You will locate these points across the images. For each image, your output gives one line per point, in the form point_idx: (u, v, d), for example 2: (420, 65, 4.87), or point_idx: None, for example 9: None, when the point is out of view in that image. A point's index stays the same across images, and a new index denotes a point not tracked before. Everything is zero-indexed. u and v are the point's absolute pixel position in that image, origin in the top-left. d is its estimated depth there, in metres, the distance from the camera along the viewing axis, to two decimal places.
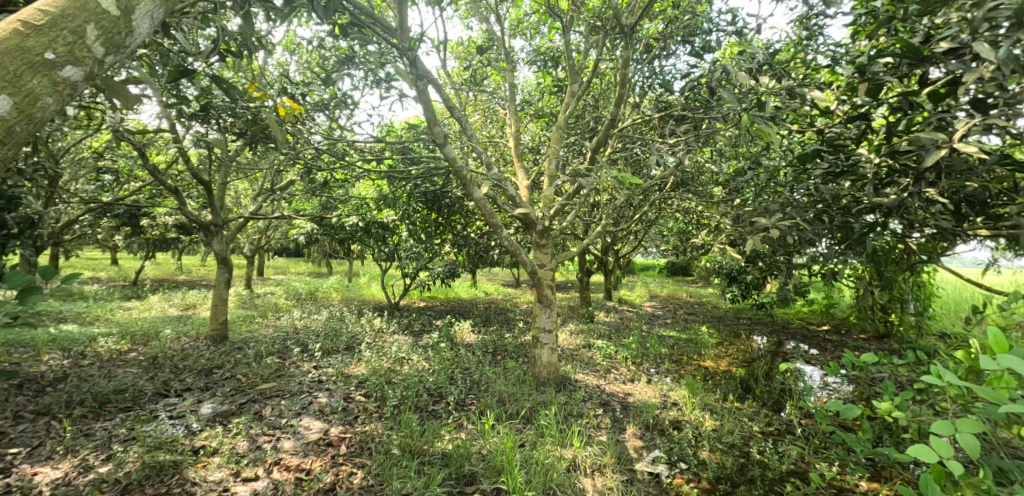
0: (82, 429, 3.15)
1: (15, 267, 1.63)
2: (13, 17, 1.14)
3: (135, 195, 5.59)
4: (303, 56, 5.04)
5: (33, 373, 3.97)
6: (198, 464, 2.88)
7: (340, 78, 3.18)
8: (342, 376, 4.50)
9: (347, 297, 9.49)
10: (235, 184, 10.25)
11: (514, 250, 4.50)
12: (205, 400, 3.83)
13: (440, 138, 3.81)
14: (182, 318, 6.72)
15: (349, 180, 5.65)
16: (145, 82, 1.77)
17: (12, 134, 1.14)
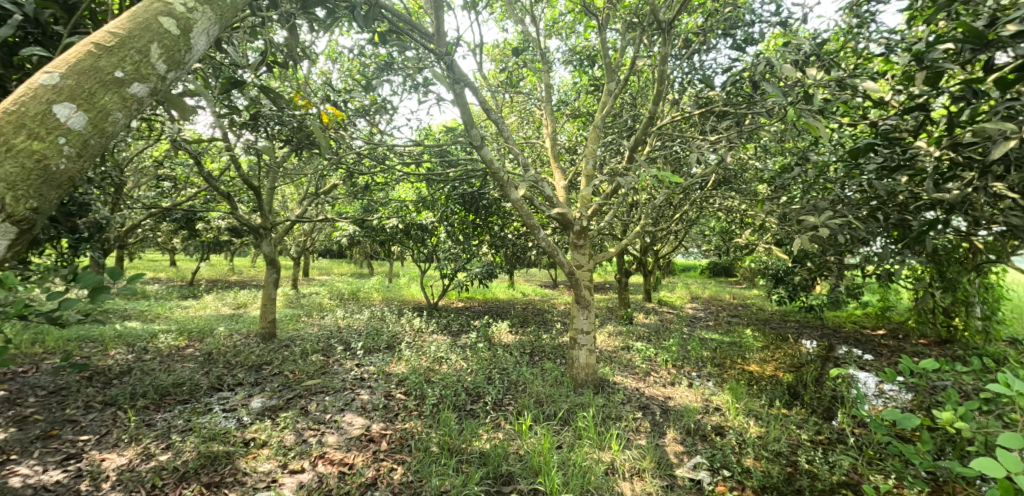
0: (144, 419, 3.37)
1: (86, 268, 1.76)
2: (86, 40, 1.14)
3: (192, 200, 5.94)
4: (345, 64, 5.21)
5: (102, 367, 4.28)
6: (249, 455, 3.03)
7: (380, 84, 3.26)
8: (383, 374, 4.62)
9: (388, 297, 9.74)
10: (283, 189, 10.72)
11: (552, 251, 4.48)
12: (256, 394, 4.02)
13: (477, 140, 3.84)
14: (234, 317, 7.07)
15: (389, 183, 5.79)
16: (200, 94, 1.88)
17: (85, 151, 1.11)
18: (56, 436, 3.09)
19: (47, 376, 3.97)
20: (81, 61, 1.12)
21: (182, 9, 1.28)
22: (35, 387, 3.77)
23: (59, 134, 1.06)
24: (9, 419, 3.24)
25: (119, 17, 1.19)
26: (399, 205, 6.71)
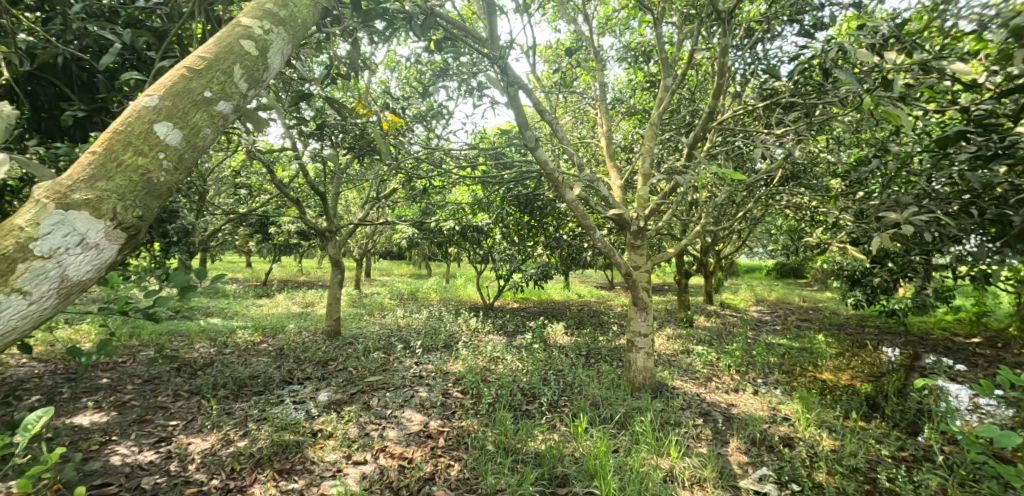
0: (225, 408, 3.66)
1: (177, 267, 1.90)
2: (178, 66, 1.21)
3: (266, 206, 6.39)
4: (403, 72, 5.41)
5: (189, 359, 4.70)
6: (316, 445, 3.22)
7: (436, 91, 3.36)
8: (440, 372, 4.75)
9: (445, 298, 9.98)
10: (347, 194, 11.28)
11: (608, 251, 4.41)
12: (322, 388, 4.26)
13: (532, 141, 3.85)
14: (304, 315, 7.52)
15: (446, 186, 5.94)
16: (272, 108, 2.00)
17: (182, 165, 1.14)
18: (150, 421, 3.43)
19: (143, 366, 4.42)
20: (175, 84, 1.18)
21: (260, 32, 1.36)
22: (134, 376, 4.21)
23: (159, 150, 1.10)
24: (113, 403, 3.63)
25: (205, 44, 1.26)
26: (455, 208, 6.88)
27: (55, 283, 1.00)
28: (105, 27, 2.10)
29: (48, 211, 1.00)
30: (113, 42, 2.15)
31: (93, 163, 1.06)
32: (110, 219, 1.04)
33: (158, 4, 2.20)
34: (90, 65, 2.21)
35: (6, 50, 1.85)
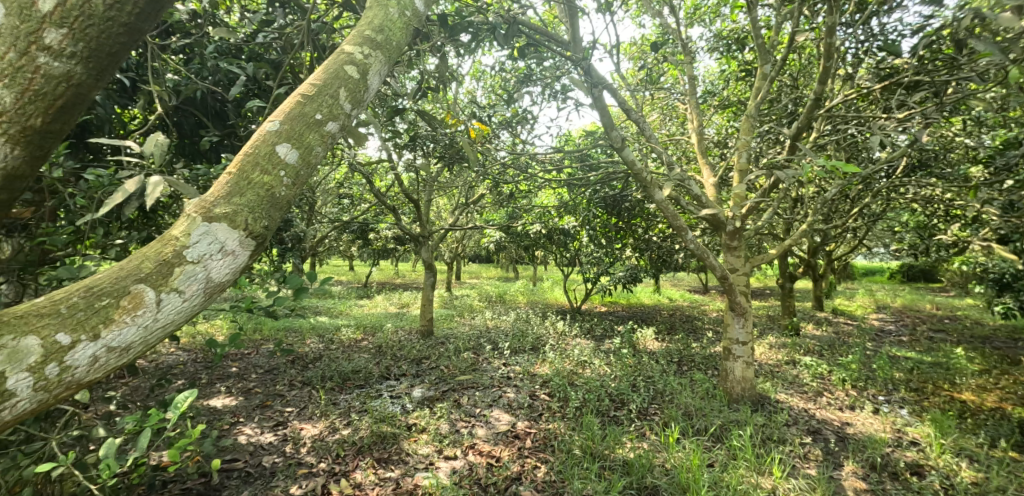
0: (331, 399, 4.03)
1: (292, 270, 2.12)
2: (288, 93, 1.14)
3: (367, 214, 6.93)
4: (488, 81, 5.57)
5: (303, 353, 5.23)
6: (411, 438, 3.43)
7: (520, 97, 3.41)
8: (527, 374, 4.82)
9: (532, 300, 10.10)
10: (438, 200, 11.86)
11: (701, 253, 4.19)
12: (417, 384, 4.52)
13: (617, 142, 3.77)
14: (400, 315, 8.03)
15: (532, 190, 6.01)
16: (369, 123, 2.16)
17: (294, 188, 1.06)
18: (270, 407, 3.87)
19: (265, 358, 5.00)
20: (289, 108, 1.12)
21: (360, 57, 1.28)
22: (257, 366, 4.78)
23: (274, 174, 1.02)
24: (241, 390, 4.15)
25: (312, 72, 1.20)
26: (541, 211, 6.92)
27: (200, 286, 0.96)
28: (231, 62, 2.42)
29: (192, 223, 0.97)
30: (239, 75, 2.48)
31: (225, 183, 1.01)
32: (244, 229, 0.99)
33: (273, 38, 2.49)
34: (220, 97, 2.56)
35: (158, 88, 2.20)
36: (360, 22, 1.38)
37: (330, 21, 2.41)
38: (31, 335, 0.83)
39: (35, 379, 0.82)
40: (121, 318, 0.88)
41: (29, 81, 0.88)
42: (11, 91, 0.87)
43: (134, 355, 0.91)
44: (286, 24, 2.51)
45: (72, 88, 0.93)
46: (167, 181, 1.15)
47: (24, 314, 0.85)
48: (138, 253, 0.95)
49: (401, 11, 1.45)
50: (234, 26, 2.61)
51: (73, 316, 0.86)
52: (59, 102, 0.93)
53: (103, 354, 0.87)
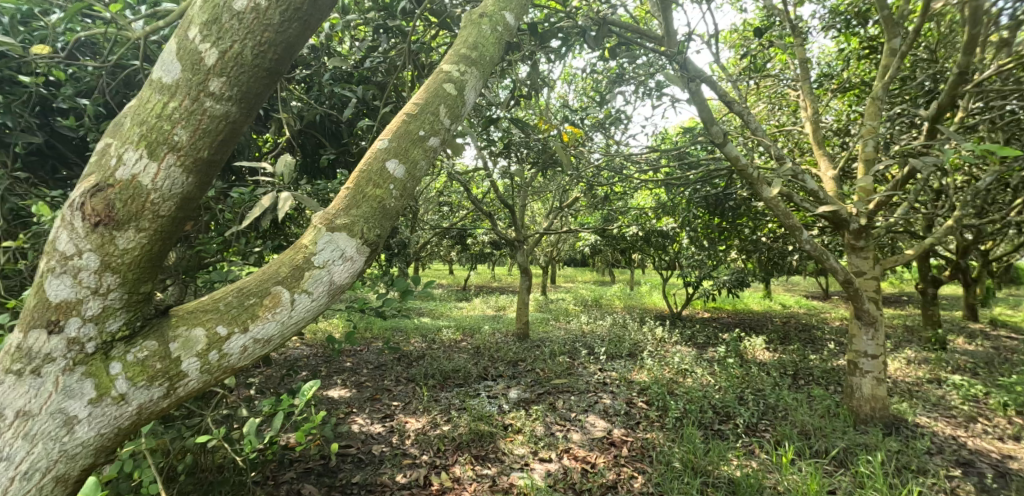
0: (433, 396, 4.27)
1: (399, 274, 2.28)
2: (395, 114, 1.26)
3: (464, 220, 7.24)
4: (579, 83, 5.55)
5: (408, 351, 5.61)
6: (507, 438, 3.53)
7: (613, 98, 3.36)
8: (624, 381, 4.72)
9: (629, 305, 9.83)
10: (532, 205, 12.03)
11: (820, 255, 3.81)
12: (513, 386, 4.64)
13: (719, 137, 3.54)
14: (496, 318, 8.27)
15: (627, 192, 5.87)
16: (467, 134, 2.26)
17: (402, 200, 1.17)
18: (379, 400, 4.20)
19: (376, 355, 5.43)
20: (397, 127, 1.23)
21: (457, 74, 1.36)
22: (369, 362, 5.21)
23: (386, 188, 1.14)
24: (355, 383, 4.56)
25: (415, 92, 1.30)
26: (636, 213, 6.74)
27: (325, 288, 1.09)
28: (345, 86, 2.69)
29: (318, 233, 1.10)
30: (350, 98, 2.74)
31: (344, 197, 1.14)
32: (360, 238, 1.10)
33: (378, 62, 2.73)
34: (335, 118, 2.85)
35: (285, 114, 2.51)
36: (456, 41, 1.47)
37: (427, 41, 2.58)
38: (199, 327, 1.01)
39: (202, 363, 1.00)
40: (264, 314, 1.03)
41: (196, 120, 0.95)
42: (182, 130, 0.95)
43: (274, 346, 1.07)
44: (389, 48, 2.74)
45: (230, 125, 0.98)
46: (297, 195, 1.31)
47: (194, 309, 1.04)
48: (276, 260, 1.10)
49: (493, 27, 1.52)
50: (346, 54, 2.90)
51: (229, 312, 1.03)
52: (219, 137, 0.98)
53: (251, 345, 1.03)
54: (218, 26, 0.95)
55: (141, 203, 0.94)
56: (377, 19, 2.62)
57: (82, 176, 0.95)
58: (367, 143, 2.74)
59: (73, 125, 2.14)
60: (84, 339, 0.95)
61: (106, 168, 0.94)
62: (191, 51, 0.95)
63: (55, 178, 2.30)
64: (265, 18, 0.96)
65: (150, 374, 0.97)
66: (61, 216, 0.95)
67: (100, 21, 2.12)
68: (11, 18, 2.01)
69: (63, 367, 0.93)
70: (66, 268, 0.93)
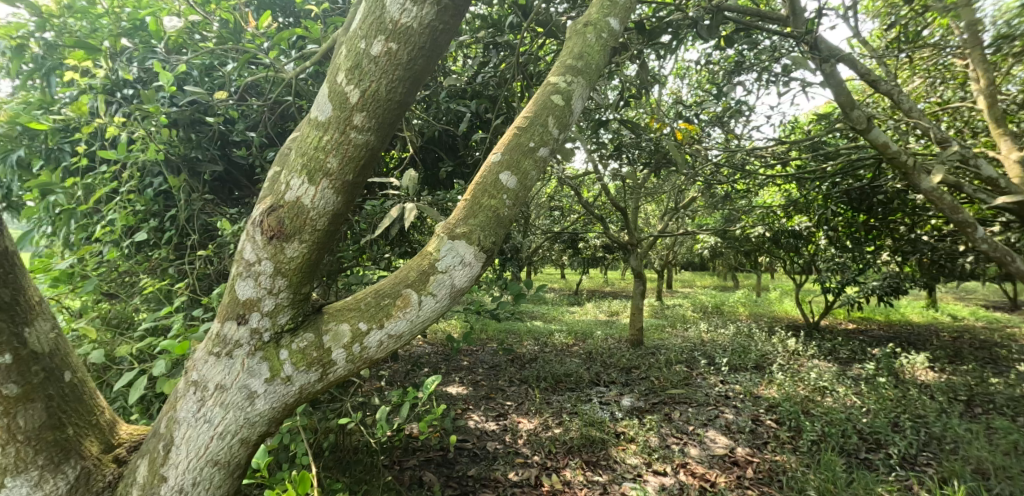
0: (545, 398, 4.35)
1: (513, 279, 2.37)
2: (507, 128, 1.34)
3: (575, 224, 7.26)
4: (693, 77, 5.27)
5: (521, 354, 5.78)
6: (619, 446, 3.47)
7: (731, 89, 3.14)
8: (749, 396, 4.36)
9: (755, 312, 9.04)
10: (646, 207, 11.63)
11: (1002, 256, 3.25)
12: (626, 393, 4.54)
13: (862, 122, 3.11)
14: (609, 323, 8.14)
15: (751, 190, 5.42)
16: (576, 140, 2.28)
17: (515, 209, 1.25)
18: (494, 398, 4.38)
19: (491, 356, 5.67)
20: (509, 140, 1.31)
21: (564, 85, 1.40)
22: (484, 362, 5.47)
23: (498, 199, 1.23)
24: (472, 381, 4.81)
25: (525, 106, 1.37)
26: (763, 212, 6.18)
27: (447, 291, 1.20)
28: (460, 102, 2.88)
29: (441, 242, 1.22)
30: (465, 112, 2.92)
31: (462, 207, 1.25)
32: (477, 245, 1.20)
33: (489, 76, 2.88)
34: (451, 132, 3.07)
35: (409, 132, 2.77)
36: (562, 53, 1.52)
37: (534, 52, 2.66)
38: (345, 322, 1.18)
39: (347, 354, 1.17)
40: (396, 313, 1.17)
41: (344, 149, 1.12)
42: (333, 157, 1.12)
43: (404, 342, 1.21)
44: (500, 62, 2.87)
45: (369, 152, 1.14)
46: (420, 205, 1.45)
47: (341, 307, 1.21)
48: (406, 265, 1.25)
49: (598, 34, 1.54)
50: (460, 71, 3.10)
51: (368, 311, 1.19)
52: (361, 162, 1.14)
53: (386, 340, 1.18)
54: (359, 70, 1.11)
55: (304, 220, 1.13)
56: (487, 36, 2.77)
57: (261, 198, 1.17)
58: (480, 153, 2.90)
59: (244, 153, 2.58)
60: (262, 330, 1.16)
61: (280, 192, 1.15)
62: (339, 93, 1.12)
63: (232, 197, 2.79)
64: (397, 59, 1.11)
65: (308, 360, 1.16)
66: (247, 231, 1.18)
67: (263, 67, 2.54)
68: (201, 71, 2.49)
69: (247, 352, 1.15)
70: (250, 273, 1.15)
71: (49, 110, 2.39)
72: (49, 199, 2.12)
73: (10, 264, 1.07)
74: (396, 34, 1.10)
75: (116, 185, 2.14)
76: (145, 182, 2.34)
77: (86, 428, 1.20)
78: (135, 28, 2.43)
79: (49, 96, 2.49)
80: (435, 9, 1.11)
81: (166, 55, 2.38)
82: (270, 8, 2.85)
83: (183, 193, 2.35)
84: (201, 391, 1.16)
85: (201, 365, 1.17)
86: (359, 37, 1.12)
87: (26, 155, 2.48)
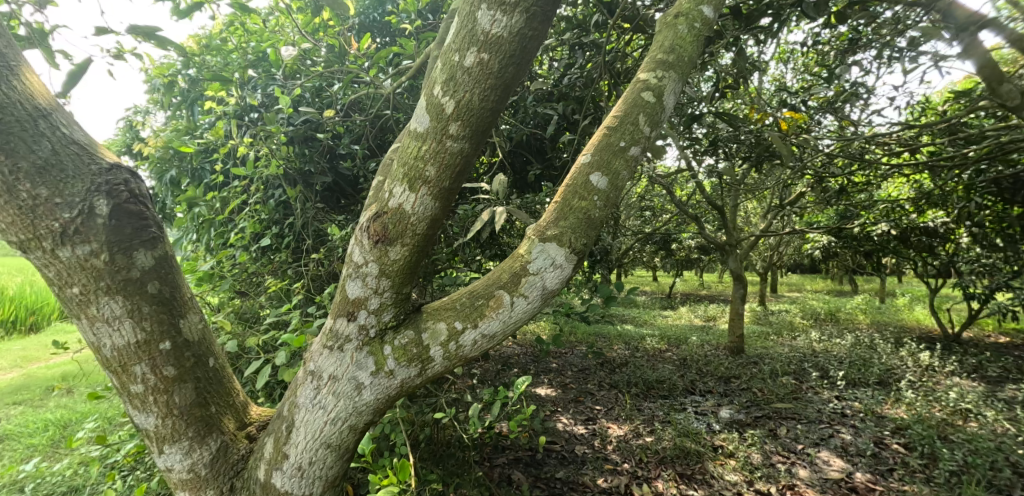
0: (636, 404, 4.22)
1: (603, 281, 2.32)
2: (597, 128, 1.32)
3: (667, 225, 6.95)
4: (799, 61, 4.81)
5: (611, 358, 5.65)
6: (717, 460, 3.26)
7: (846, 70, 2.83)
8: (872, 415, 3.87)
9: (879, 321, 8.03)
10: (746, 205, 10.82)
11: None
12: (725, 404, 4.26)
13: (1013, 99, 2.66)
14: (705, 329, 7.68)
15: (873, 183, 4.82)
16: (669, 136, 2.18)
17: (605, 209, 1.23)
18: (583, 402, 4.32)
19: (579, 358, 5.62)
20: (598, 141, 1.29)
21: (655, 81, 1.35)
22: (573, 364, 5.43)
23: (588, 199, 1.22)
24: (560, 383, 4.79)
25: (614, 105, 1.34)
26: (888, 208, 5.47)
27: (538, 293, 1.21)
28: (547, 106, 2.88)
29: (532, 244, 1.23)
30: (552, 115, 2.92)
31: (553, 210, 1.25)
32: (568, 247, 1.20)
33: (575, 77, 2.85)
34: (539, 135, 3.09)
35: (498, 138, 2.83)
36: (651, 48, 1.47)
37: (621, 49, 2.59)
38: (442, 321, 1.24)
39: (443, 351, 1.22)
40: (490, 314, 1.21)
41: (441, 157, 1.18)
42: (431, 166, 1.18)
43: (497, 342, 1.24)
44: (586, 62, 2.83)
45: (463, 159, 1.19)
46: (510, 208, 1.48)
47: (439, 307, 1.28)
48: (498, 267, 1.28)
49: (690, 25, 1.46)
50: (546, 75, 3.11)
51: (463, 310, 1.23)
52: (456, 169, 1.19)
53: (480, 339, 1.22)
54: (453, 82, 1.16)
55: (406, 225, 1.20)
56: (572, 37, 2.74)
57: (367, 205, 1.27)
58: (568, 155, 2.89)
59: (349, 165, 2.80)
60: (369, 327, 1.25)
61: (384, 199, 1.23)
62: (435, 104, 1.18)
63: (339, 205, 3.04)
64: (488, 69, 1.14)
65: (409, 356, 1.23)
66: (355, 235, 1.28)
67: (364, 85, 2.74)
68: (312, 93, 2.75)
69: (356, 346, 1.25)
70: (358, 274, 1.25)
71: (194, 135, 2.77)
72: (195, 210, 2.47)
73: (170, 265, 1.25)
74: (487, 45, 1.14)
75: (245, 197, 2.44)
76: (268, 194, 2.63)
77: (226, 407, 1.37)
78: (259, 58, 2.74)
79: (194, 123, 2.88)
80: (524, 17, 1.13)
81: (284, 80, 2.65)
82: (370, 30, 3.10)
83: (299, 202, 2.61)
84: (317, 380, 1.27)
85: (316, 357, 1.29)
86: (452, 50, 1.17)
87: (177, 174, 2.90)
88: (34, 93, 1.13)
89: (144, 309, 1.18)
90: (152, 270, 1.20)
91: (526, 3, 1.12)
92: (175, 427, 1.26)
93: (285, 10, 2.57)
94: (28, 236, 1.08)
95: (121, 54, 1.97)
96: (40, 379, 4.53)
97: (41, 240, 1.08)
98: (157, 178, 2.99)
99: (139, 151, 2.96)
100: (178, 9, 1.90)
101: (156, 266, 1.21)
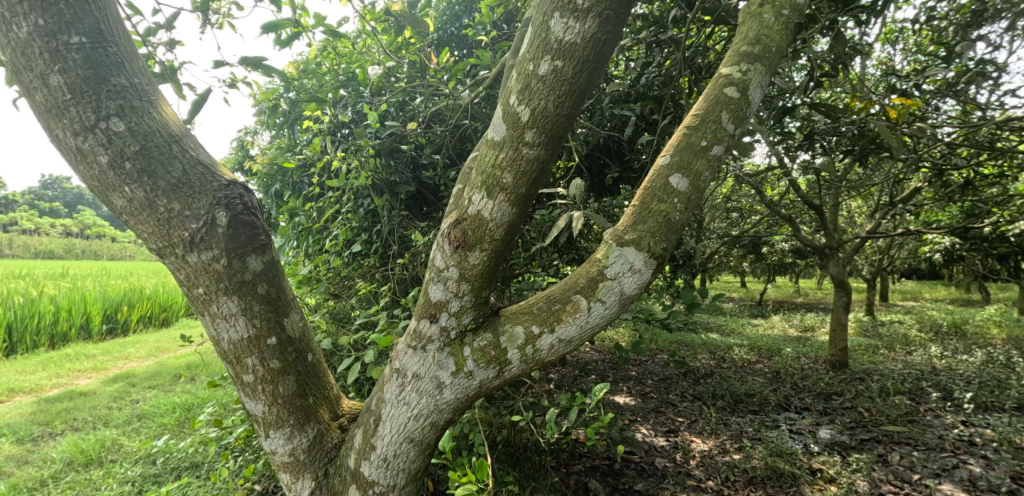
0: (722, 418, 3.97)
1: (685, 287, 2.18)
2: (677, 128, 1.28)
3: (757, 227, 6.52)
4: (911, 41, 4.30)
5: (694, 367, 5.38)
6: (815, 485, 2.97)
7: (970, 47, 2.47)
8: (1009, 446, 3.34)
9: (1018, 336, 6.89)
10: (849, 203, 9.82)
11: None
12: (825, 423, 3.89)
13: None
14: (801, 340, 7.06)
15: (1009, 173, 4.17)
16: (756, 131, 2.02)
17: (685, 210, 1.19)
18: (663, 412, 4.15)
19: (659, 367, 5.43)
20: (678, 141, 1.25)
21: (739, 75, 1.28)
22: (654, 373, 5.24)
23: (666, 200, 1.18)
24: (640, 392, 4.61)
25: (694, 103, 1.29)
26: None
27: (616, 298, 1.19)
28: (624, 108, 2.83)
29: (609, 248, 1.22)
30: (630, 116, 2.85)
31: (631, 213, 1.23)
32: (647, 251, 1.17)
33: (653, 76, 2.77)
34: (616, 138, 3.03)
35: (575, 143, 2.83)
36: (734, 40, 1.38)
37: (702, 43, 2.47)
38: (519, 325, 1.26)
39: (521, 354, 1.25)
40: (566, 318, 1.21)
41: (517, 164, 1.20)
42: (508, 173, 1.21)
43: (574, 347, 1.24)
44: (663, 59, 2.73)
45: (539, 164, 1.21)
46: (587, 213, 1.46)
47: (518, 310, 1.30)
48: (575, 272, 1.28)
49: (777, 12, 1.36)
50: (622, 75, 3.05)
51: (541, 314, 1.25)
52: (533, 175, 1.22)
53: (557, 343, 1.22)
54: (529, 90, 1.18)
55: (484, 231, 1.24)
56: (649, 35, 2.66)
57: (449, 212, 1.32)
58: (646, 156, 2.80)
59: (431, 174, 2.94)
60: (450, 328, 1.30)
61: (463, 206, 1.27)
62: (512, 113, 1.20)
63: (422, 212, 3.18)
64: (563, 75, 1.15)
65: (487, 358, 1.27)
66: (437, 241, 1.34)
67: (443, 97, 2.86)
68: (396, 107, 2.92)
69: (438, 347, 1.30)
70: (440, 278, 1.30)
71: (294, 152, 3.05)
72: (296, 219, 2.72)
73: (276, 268, 1.39)
74: (561, 52, 1.15)
75: (338, 207, 2.64)
76: (358, 203, 2.82)
77: (321, 399, 1.49)
78: (349, 79, 2.97)
79: (294, 141, 3.16)
80: (597, 21, 1.13)
81: (371, 97, 2.85)
82: (448, 44, 3.25)
83: (385, 210, 2.78)
84: (402, 378, 1.34)
85: (401, 356, 1.36)
86: (527, 59, 1.19)
87: (281, 188, 3.22)
88: (169, 122, 1.31)
89: (255, 307, 1.32)
90: (262, 273, 1.34)
91: (599, 7, 1.12)
92: (279, 414, 1.39)
93: (371, 32, 2.74)
94: (164, 243, 1.25)
95: (234, 83, 2.22)
96: (171, 367, 5.21)
97: (174, 247, 1.25)
98: (265, 191, 3.33)
99: (249, 167, 3.29)
100: (280, 39, 2.11)
101: (265, 270, 1.34)
